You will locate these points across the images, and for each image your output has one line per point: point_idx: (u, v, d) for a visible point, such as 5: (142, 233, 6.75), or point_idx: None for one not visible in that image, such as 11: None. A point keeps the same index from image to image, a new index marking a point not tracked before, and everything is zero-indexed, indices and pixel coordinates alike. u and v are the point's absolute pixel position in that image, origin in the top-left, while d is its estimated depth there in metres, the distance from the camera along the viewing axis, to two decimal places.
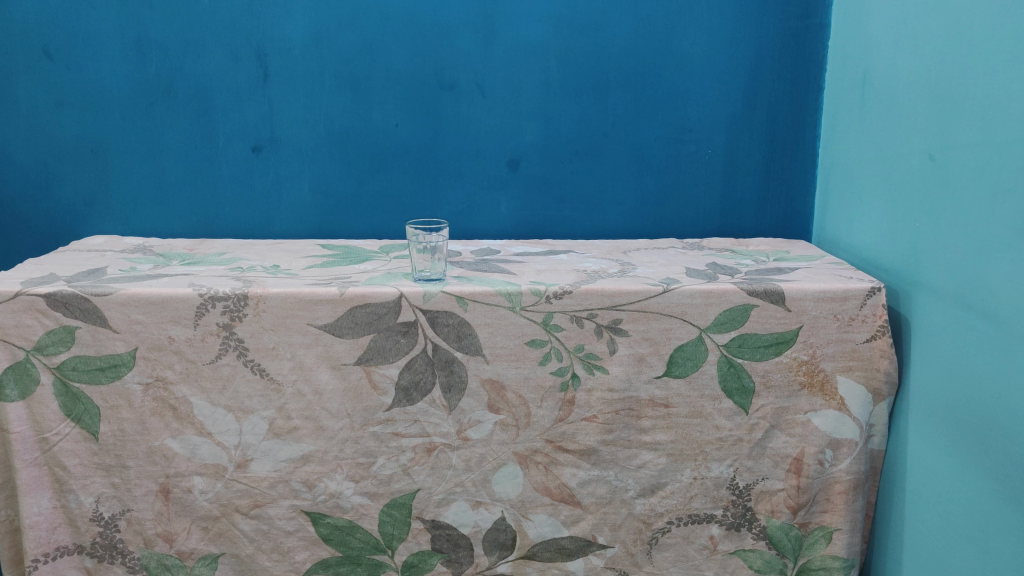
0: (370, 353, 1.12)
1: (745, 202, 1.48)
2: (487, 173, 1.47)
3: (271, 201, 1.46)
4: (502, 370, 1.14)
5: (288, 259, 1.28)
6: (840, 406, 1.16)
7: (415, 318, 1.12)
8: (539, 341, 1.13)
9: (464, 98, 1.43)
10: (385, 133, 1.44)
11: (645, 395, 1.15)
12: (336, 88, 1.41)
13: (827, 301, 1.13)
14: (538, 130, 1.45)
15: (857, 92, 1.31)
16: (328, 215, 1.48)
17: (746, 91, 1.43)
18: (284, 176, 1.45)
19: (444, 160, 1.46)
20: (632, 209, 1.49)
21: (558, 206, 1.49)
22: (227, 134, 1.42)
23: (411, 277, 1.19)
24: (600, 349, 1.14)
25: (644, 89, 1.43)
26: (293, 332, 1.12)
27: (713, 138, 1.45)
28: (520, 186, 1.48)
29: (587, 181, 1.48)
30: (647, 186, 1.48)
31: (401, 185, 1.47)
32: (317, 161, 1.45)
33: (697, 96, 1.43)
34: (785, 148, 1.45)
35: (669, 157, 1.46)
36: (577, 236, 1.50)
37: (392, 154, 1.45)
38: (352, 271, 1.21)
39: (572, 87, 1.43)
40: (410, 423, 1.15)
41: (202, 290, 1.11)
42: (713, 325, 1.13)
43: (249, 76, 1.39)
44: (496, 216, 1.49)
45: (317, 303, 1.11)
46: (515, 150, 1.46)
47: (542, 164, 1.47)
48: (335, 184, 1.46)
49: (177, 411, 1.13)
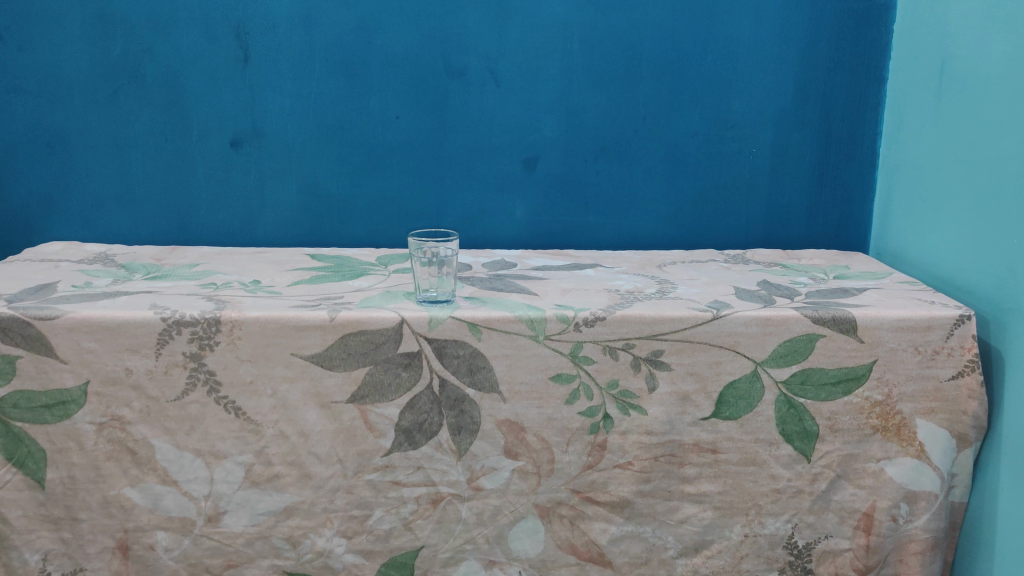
0: (366, 389, 0.95)
1: (794, 209, 1.31)
2: (502, 174, 1.29)
3: (253, 203, 1.28)
4: (521, 410, 0.96)
5: (270, 273, 1.10)
6: (918, 453, 0.98)
7: (419, 348, 0.94)
8: (565, 375, 0.95)
9: (475, 87, 1.25)
10: (385, 127, 1.26)
11: (689, 438, 0.98)
12: (328, 74, 1.23)
13: (907, 331, 0.95)
14: (560, 124, 1.27)
15: (932, 83, 1.13)
16: (321, 219, 1.30)
17: (797, 82, 1.25)
18: (269, 176, 1.27)
19: (452, 158, 1.28)
20: (664, 216, 1.31)
21: (582, 212, 1.31)
22: (204, 127, 1.24)
23: (415, 296, 1.01)
24: (638, 386, 0.96)
25: (680, 78, 1.25)
26: (274, 364, 0.94)
27: (758, 135, 1.27)
28: (538, 188, 1.30)
29: (614, 183, 1.30)
30: (682, 190, 1.30)
31: (403, 187, 1.29)
32: (307, 158, 1.27)
33: (742, 86, 1.25)
34: (841, 147, 1.28)
35: (708, 157, 1.28)
36: (603, 245, 1.33)
37: (392, 151, 1.27)
38: (346, 289, 1.04)
39: (598, 75, 1.25)
40: (412, 470, 0.97)
41: (165, 314, 0.93)
42: (771, 358, 0.96)
43: (228, 59, 1.21)
44: (511, 222, 1.31)
45: (303, 329, 0.93)
46: (533, 147, 1.28)
47: (564, 163, 1.29)
48: (328, 184, 1.28)
49: (137, 455, 0.96)
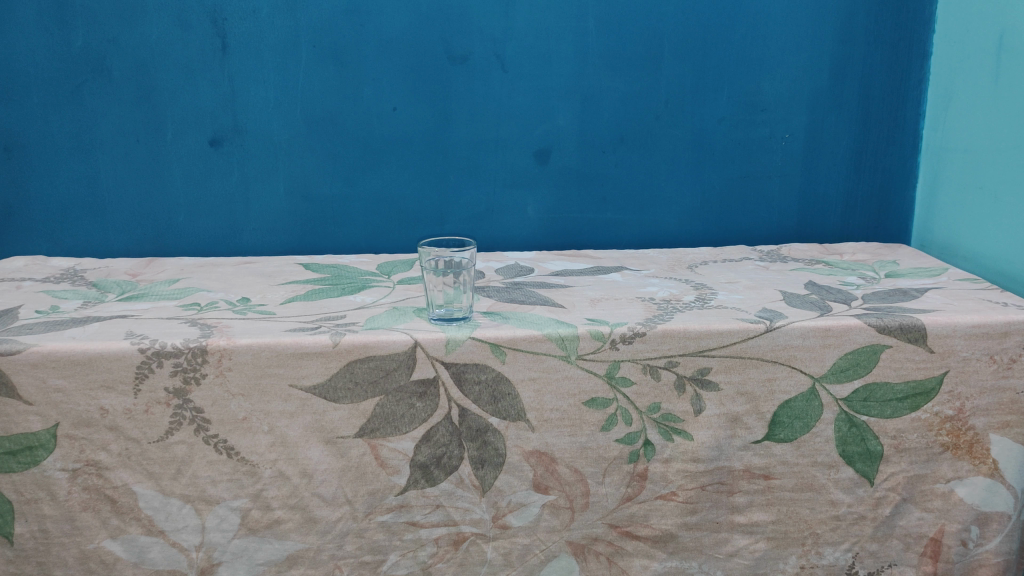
0: (376, 422, 0.83)
1: (829, 199, 1.20)
2: (511, 169, 1.18)
3: (237, 208, 1.16)
4: (552, 439, 0.85)
5: (261, 288, 0.98)
6: (992, 472, 0.89)
7: (436, 375, 0.83)
8: (601, 400, 0.85)
9: (480, 74, 1.13)
10: (381, 120, 1.14)
11: (739, 464, 0.87)
12: (317, 62, 1.11)
13: (982, 338, 0.85)
14: (574, 112, 1.15)
15: (988, 58, 1.03)
16: (313, 223, 1.18)
17: (833, 60, 1.14)
18: (254, 178, 1.15)
19: (456, 152, 1.16)
20: (689, 210, 1.20)
21: (599, 208, 1.20)
22: (179, 125, 1.12)
23: (428, 315, 0.89)
24: (682, 409, 0.85)
25: (706, 58, 1.14)
26: (270, 398, 0.82)
27: (790, 119, 1.17)
28: (551, 183, 1.19)
29: (634, 176, 1.19)
30: (709, 181, 1.19)
31: (403, 186, 1.17)
32: (297, 156, 1.15)
33: (772, 65, 1.14)
34: (880, 130, 1.17)
35: (737, 145, 1.18)
36: (623, 244, 1.22)
37: (390, 146, 1.15)
38: (347, 306, 0.92)
39: (615, 57, 1.13)
40: (430, 510, 0.86)
41: (143, 344, 0.81)
42: (830, 372, 0.86)
43: (203, 48, 1.09)
44: (522, 221, 1.20)
45: (303, 357, 0.81)
46: (545, 138, 1.16)
47: (579, 155, 1.17)
48: (320, 185, 1.16)
49: (117, 504, 0.84)
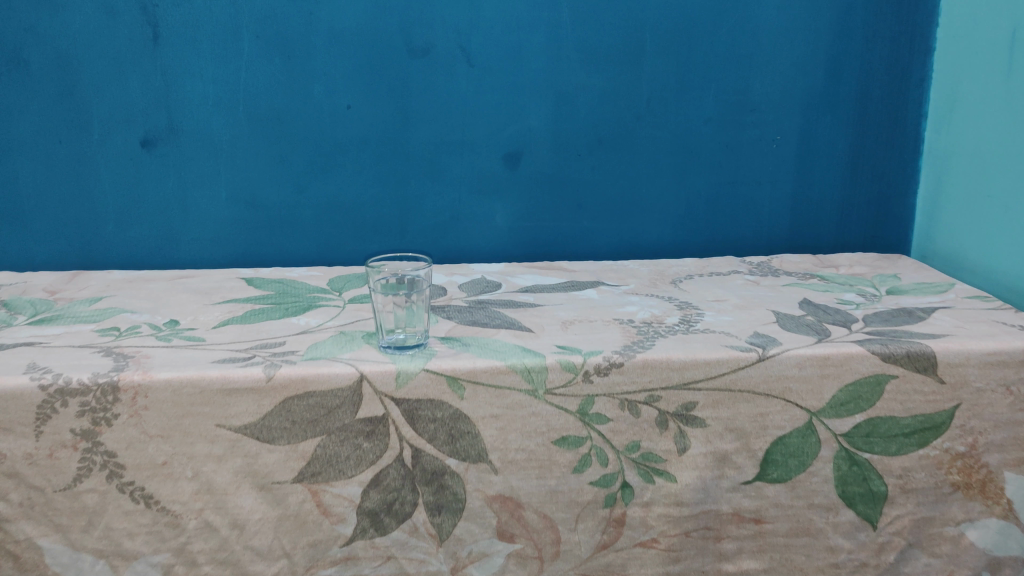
0: (317, 465, 0.72)
1: (822, 205, 1.11)
2: (478, 172, 1.07)
3: (174, 215, 1.05)
4: (517, 482, 0.75)
5: (194, 308, 0.88)
6: (1006, 513, 0.80)
7: (385, 413, 0.72)
8: (572, 438, 0.75)
9: (443, 68, 1.03)
10: (334, 119, 1.04)
11: (728, 507, 0.78)
12: (261, 55, 1.00)
13: (998, 367, 0.77)
14: (546, 111, 1.05)
15: (1000, 53, 0.94)
16: (259, 232, 1.07)
17: (828, 55, 1.05)
18: (192, 182, 1.04)
19: (417, 154, 1.06)
20: (671, 218, 1.11)
21: (574, 215, 1.10)
22: (107, 123, 1.01)
23: (377, 342, 0.78)
24: (665, 447, 0.76)
25: (690, 52, 1.04)
26: (194, 440, 0.71)
27: (780, 119, 1.07)
28: (522, 188, 1.08)
29: (613, 180, 1.09)
30: (693, 187, 1.10)
31: (359, 192, 1.07)
32: (240, 159, 1.04)
33: (762, 61, 1.05)
34: (878, 131, 1.08)
35: (723, 147, 1.08)
36: (600, 254, 1.12)
37: (345, 147, 1.05)
38: (288, 331, 0.82)
39: (592, 51, 1.03)
40: (380, 562, 0.76)
41: (46, 380, 0.70)
42: (829, 406, 0.76)
43: (133, 39, 0.98)
44: (490, 230, 1.10)
45: (232, 393, 0.70)
46: (515, 139, 1.06)
47: (552, 158, 1.07)
48: (267, 190, 1.06)
49: (19, 561, 0.73)
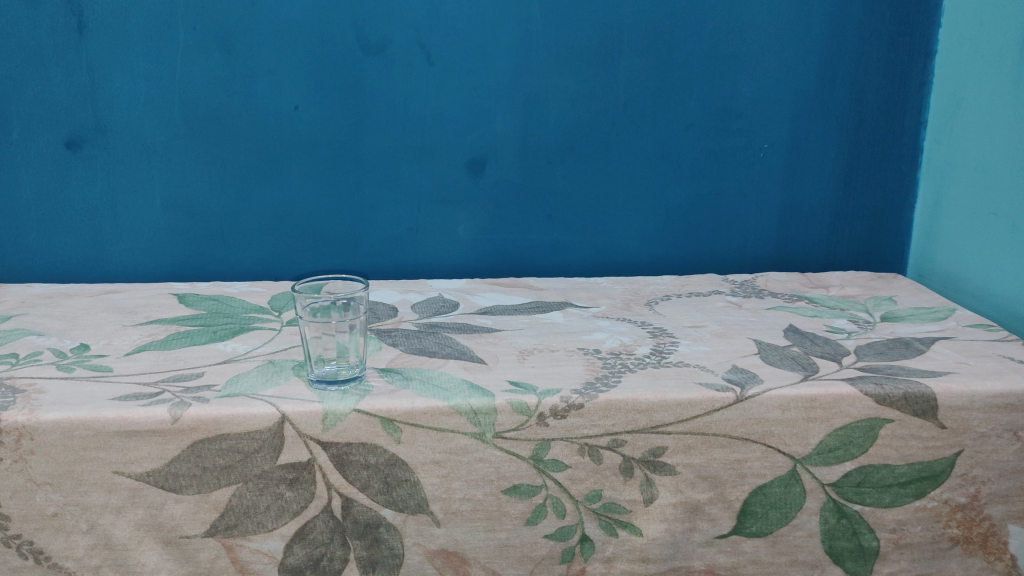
0: (231, 518, 0.64)
1: (812, 219, 1.03)
2: (438, 180, 0.98)
3: (103, 222, 0.96)
4: (463, 535, 0.67)
5: (111, 331, 0.79)
6: (1011, 572, 0.71)
7: (311, 458, 0.64)
8: (525, 487, 0.66)
9: (400, 66, 0.94)
10: (281, 120, 0.95)
11: (700, 563, 0.69)
12: (199, 49, 0.91)
13: (1005, 411, 0.68)
14: (514, 115, 0.96)
15: (1012, 57, 0.85)
16: (198, 243, 0.98)
17: (820, 57, 0.97)
18: (123, 188, 0.95)
19: (372, 159, 0.97)
20: (649, 231, 1.02)
21: (544, 227, 1.01)
22: (28, 122, 0.92)
23: (304, 375, 0.69)
24: (630, 497, 0.67)
25: (671, 52, 0.95)
26: (88, 489, 0.62)
27: (768, 126, 0.99)
28: (487, 198, 0.99)
29: (586, 191, 1.00)
30: (673, 199, 1.01)
31: (309, 201, 0.98)
32: (176, 163, 0.95)
33: (749, 62, 0.96)
34: (874, 140, 1.00)
35: (706, 156, 0.99)
36: (572, 270, 1.03)
37: (292, 152, 0.96)
38: (210, 359, 0.72)
39: (564, 49, 0.94)
40: None
41: None
42: (816, 452, 0.68)
43: (56, 29, 0.89)
44: (452, 243, 1.01)
45: (132, 436, 0.61)
46: (479, 144, 0.97)
47: (520, 165, 0.98)
48: (207, 197, 0.97)
49: None
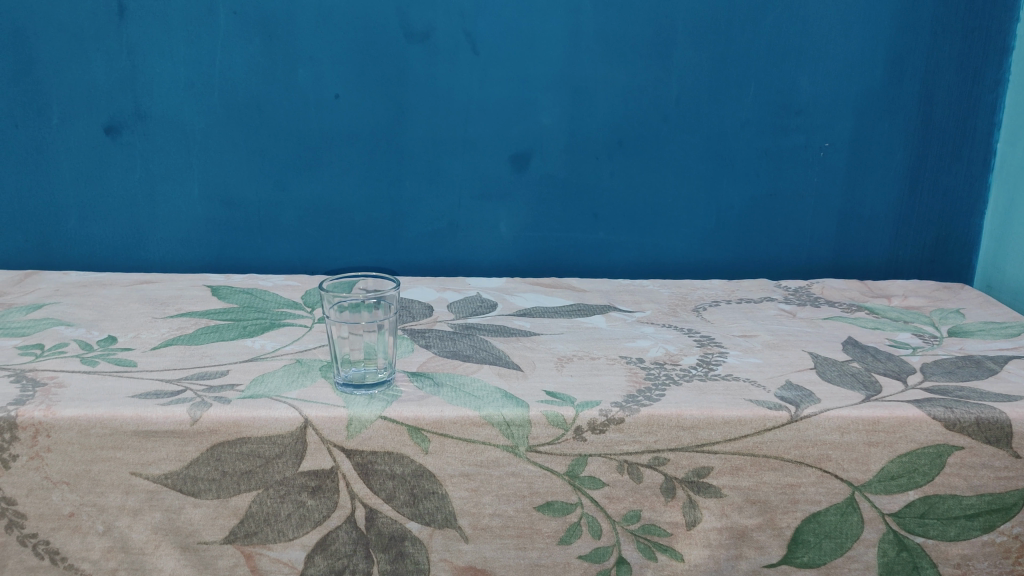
0: (251, 525, 0.61)
1: (875, 224, 0.96)
2: (480, 175, 0.94)
3: (140, 210, 0.95)
4: (492, 552, 0.63)
5: (139, 322, 0.77)
6: None
7: (334, 466, 0.61)
8: (559, 504, 0.62)
9: (442, 55, 0.90)
10: (319, 110, 0.92)
11: None
12: (238, 35, 0.89)
13: None
14: (561, 108, 0.92)
15: None
16: (235, 234, 0.96)
17: (889, 51, 0.90)
18: (161, 176, 0.94)
19: (411, 152, 0.94)
20: (700, 233, 0.97)
21: (589, 226, 0.96)
22: (68, 107, 0.91)
23: (330, 375, 0.66)
24: (672, 520, 0.62)
25: (728, 43, 0.90)
26: (104, 490, 0.60)
27: (831, 124, 0.93)
28: (530, 195, 0.95)
29: (634, 189, 0.95)
30: (727, 199, 0.95)
31: (347, 193, 0.95)
32: (214, 152, 0.93)
33: (811, 56, 0.91)
34: (945, 141, 0.93)
35: (764, 154, 0.94)
36: (617, 271, 0.98)
37: (331, 142, 0.93)
38: (236, 355, 0.70)
39: (614, 39, 0.90)
40: None
41: None
42: (877, 480, 0.62)
43: (95, 13, 0.88)
44: (492, 240, 0.97)
45: (149, 437, 0.60)
46: (524, 137, 0.93)
47: (565, 160, 0.94)
48: (244, 187, 0.95)
49: None
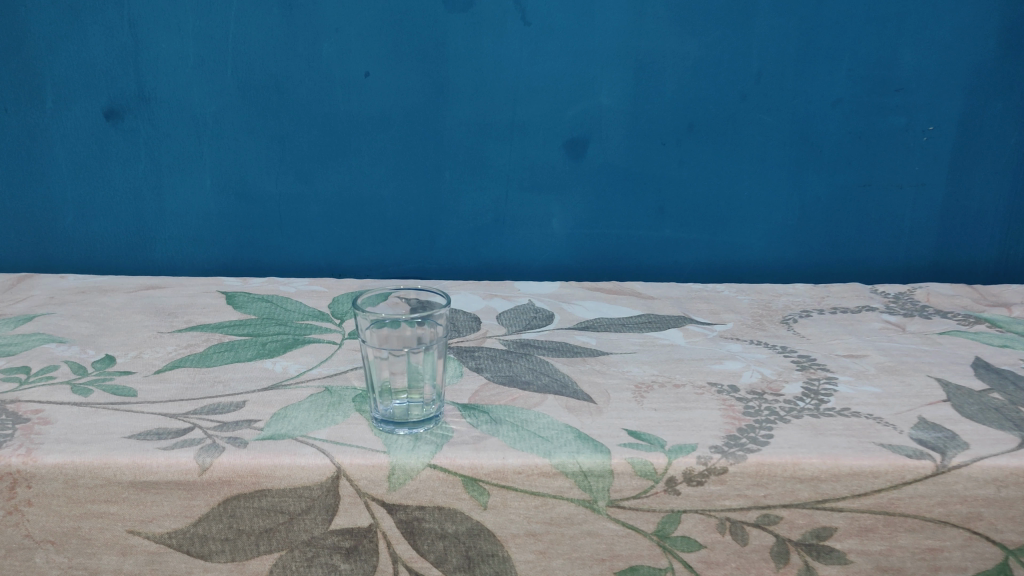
0: None
1: (983, 219, 0.84)
2: (530, 164, 0.83)
3: (146, 205, 0.84)
4: None
5: (142, 337, 0.66)
6: None
7: (373, 525, 0.50)
8: (646, 569, 0.51)
9: (487, 26, 0.78)
10: (347, 90, 0.81)
11: None
12: (254, 4, 0.77)
13: None
14: (623, 86, 0.80)
15: None
16: (253, 232, 0.86)
17: (1008, 18, 0.77)
18: (168, 166, 0.83)
19: (451, 137, 0.82)
20: (781, 229, 0.85)
21: (653, 222, 0.85)
22: (63, 89, 0.80)
23: (368, 414, 0.54)
24: None
25: (820, 10, 0.77)
26: (97, 551, 0.51)
27: (936, 103, 0.80)
28: (586, 186, 0.84)
29: (706, 179, 0.83)
30: (812, 191, 0.83)
31: (379, 185, 0.84)
32: (228, 139, 0.82)
33: (917, 24, 0.78)
34: None
35: (856, 139, 0.81)
36: (684, 272, 0.87)
37: (360, 127, 0.82)
38: (254, 380, 0.59)
39: (686, 6, 0.77)
40: None
41: None
42: None
43: None
44: (543, 237, 0.86)
45: (149, 489, 0.49)
46: (580, 121, 0.81)
47: (627, 147, 0.82)
48: (262, 178, 0.84)
49: None
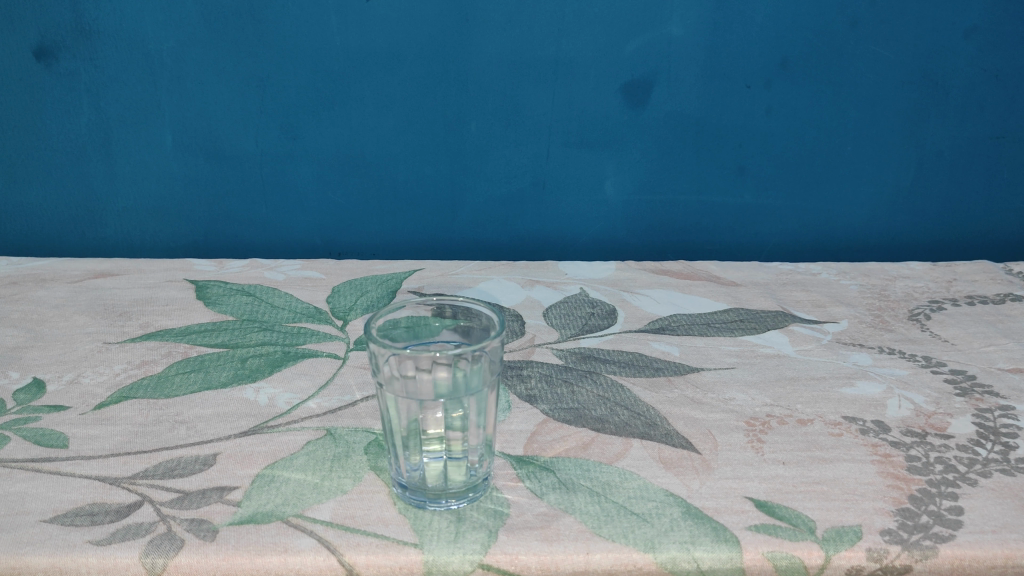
0: None
1: None
2: (578, 113, 0.66)
3: (96, 168, 0.68)
4: None
5: (84, 351, 0.50)
6: None
7: None
8: None
9: None
10: (345, 18, 0.63)
11: None
12: None
13: None
14: (699, 12, 0.63)
15: None
16: (229, 201, 0.69)
17: None
18: (119, 119, 0.66)
19: (479, 79, 0.65)
20: (891, 192, 0.71)
21: (731, 185, 0.70)
22: None
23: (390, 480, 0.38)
24: None
25: None
26: None
27: None
28: (648, 141, 0.68)
29: (800, 131, 0.68)
30: (932, 143, 0.69)
31: (386, 141, 0.67)
32: (194, 84, 0.65)
33: None
34: None
35: (991, 78, 0.67)
36: (766, 247, 0.72)
37: (363, 66, 0.65)
38: (231, 418, 0.44)
39: None
40: None
41: None
42: None
43: None
44: (592, 205, 0.70)
45: None
46: (643, 57, 0.65)
47: (703, 91, 0.66)
48: (240, 133, 0.67)
49: None
